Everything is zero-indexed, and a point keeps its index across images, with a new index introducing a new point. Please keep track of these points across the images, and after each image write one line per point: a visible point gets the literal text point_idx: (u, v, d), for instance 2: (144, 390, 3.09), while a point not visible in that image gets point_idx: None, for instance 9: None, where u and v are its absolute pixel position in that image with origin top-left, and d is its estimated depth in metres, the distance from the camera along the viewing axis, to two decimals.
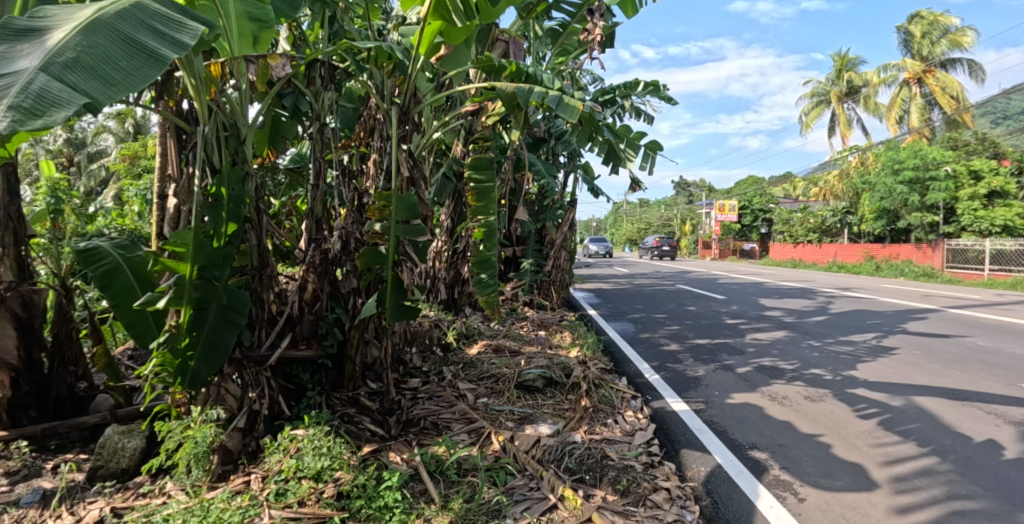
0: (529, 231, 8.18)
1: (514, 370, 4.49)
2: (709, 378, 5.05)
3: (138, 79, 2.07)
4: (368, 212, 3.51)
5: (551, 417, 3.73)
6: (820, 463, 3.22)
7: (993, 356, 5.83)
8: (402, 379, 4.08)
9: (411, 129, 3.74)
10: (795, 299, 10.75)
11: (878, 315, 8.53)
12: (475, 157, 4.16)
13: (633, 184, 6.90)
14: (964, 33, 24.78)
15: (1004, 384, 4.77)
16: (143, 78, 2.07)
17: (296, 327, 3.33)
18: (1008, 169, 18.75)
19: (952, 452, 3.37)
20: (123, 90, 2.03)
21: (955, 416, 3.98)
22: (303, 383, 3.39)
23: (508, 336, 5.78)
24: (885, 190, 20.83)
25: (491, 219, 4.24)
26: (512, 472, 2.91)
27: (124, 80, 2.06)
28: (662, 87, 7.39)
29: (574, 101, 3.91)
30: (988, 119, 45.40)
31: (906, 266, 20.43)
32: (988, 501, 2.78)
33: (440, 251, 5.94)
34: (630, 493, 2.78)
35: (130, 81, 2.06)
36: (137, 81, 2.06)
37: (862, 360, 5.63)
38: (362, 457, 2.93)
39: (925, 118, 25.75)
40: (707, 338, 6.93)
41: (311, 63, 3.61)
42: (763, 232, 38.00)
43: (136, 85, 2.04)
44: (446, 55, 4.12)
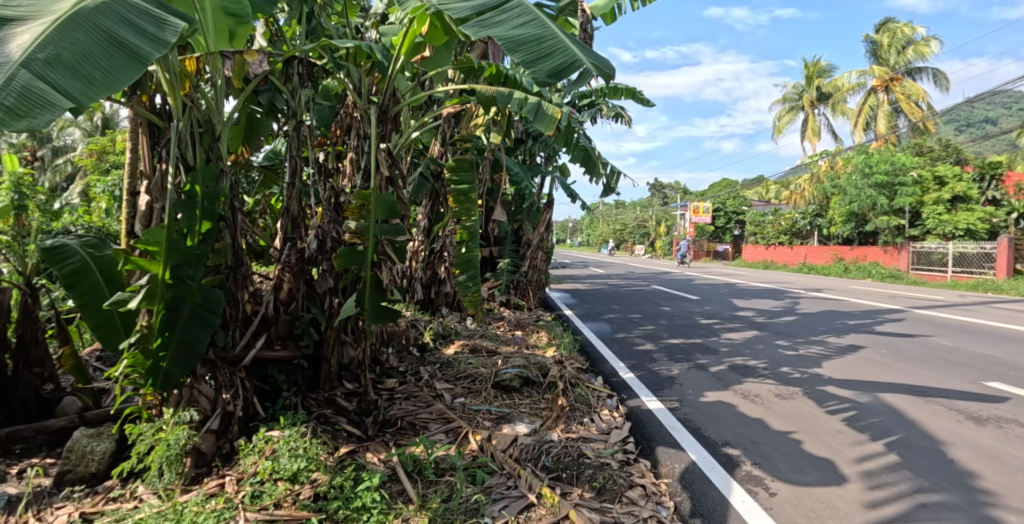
0: (505, 232, 8.19)
1: (491, 370, 4.50)
2: (683, 377, 5.14)
3: (120, 78, 2.02)
4: (346, 211, 3.50)
5: (528, 417, 3.75)
6: (791, 459, 3.31)
7: (955, 354, 6.08)
8: (379, 380, 4.05)
9: (390, 128, 3.77)
10: (766, 299, 11.05)
11: (849, 316, 8.79)
12: (455, 158, 4.14)
13: (606, 191, 7.01)
14: (929, 44, 25.70)
15: (967, 382, 4.97)
16: (125, 77, 2.03)
17: (271, 327, 3.32)
18: (971, 176, 19.46)
19: (917, 447, 3.49)
20: (104, 90, 1.98)
21: (920, 412, 4.13)
22: (278, 384, 3.39)
23: (485, 336, 5.80)
24: (854, 194, 21.47)
25: (472, 222, 4.13)
26: (491, 471, 2.93)
27: (106, 80, 2.01)
28: (639, 90, 7.46)
29: (551, 110, 4.02)
30: (950, 127, 47.23)
31: (873, 268, 21.03)
32: (951, 494, 2.89)
33: (417, 251, 5.92)
34: (606, 491, 2.81)
35: (110, 80, 2.01)
36: (120, 80, 2.01)
37: (830, 359, 5.81)
38: (338, 459, 2.93)
39: (892, 125, 26.56)
40: (682, 338, 7.04)
41: (289, 60, 3.55)
42: (736, 235, 38.92)
43: (117, 85, 1.99)
44: (429, 55, 4.10)
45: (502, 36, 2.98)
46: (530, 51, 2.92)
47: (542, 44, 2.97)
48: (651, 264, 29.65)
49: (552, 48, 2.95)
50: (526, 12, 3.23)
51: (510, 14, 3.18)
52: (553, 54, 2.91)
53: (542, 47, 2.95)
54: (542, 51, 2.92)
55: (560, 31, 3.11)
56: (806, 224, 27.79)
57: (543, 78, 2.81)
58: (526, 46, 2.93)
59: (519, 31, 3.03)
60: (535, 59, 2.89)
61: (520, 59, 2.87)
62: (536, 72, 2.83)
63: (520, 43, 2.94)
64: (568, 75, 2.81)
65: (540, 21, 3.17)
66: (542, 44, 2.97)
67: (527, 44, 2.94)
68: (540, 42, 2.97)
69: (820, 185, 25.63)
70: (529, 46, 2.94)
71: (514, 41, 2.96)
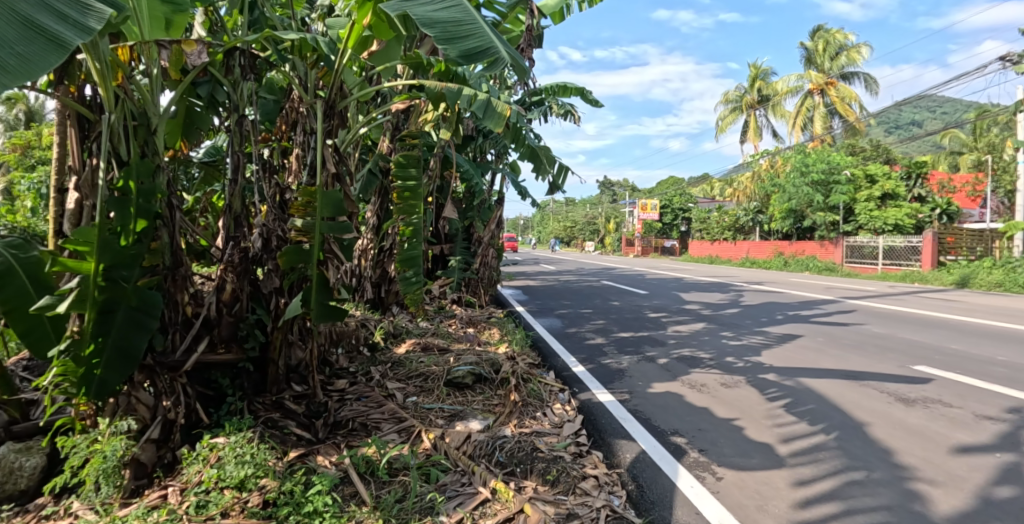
0: (456, 229, 8.16)
1: (443, 368, 4.47)
2: (632, 370, 5.27)
3: (38, 64, 1.89)
4: (291, 209, 3.41)
5: (480, 413, 3.75)
6: (735, 444, 3.45)
7: (886, 341, 6.48)
8: (328, 381, 3.95)
9: (337, 123, 3.67)
10: (711, 293, 11.44)
11: (789, 307, 9.22)
12: (401, 154, 4.06)
13: (551, 189, 7.11)
14: (860, 50, 27.22)
15: (896, 366, 5.30)
16: (45, 63, 1.90)
17: (214, 330, 3.19)
18: (898, 174, 20.74)
19: (851, 428, 3.70)
20: (21, 76, 1.85)
21: (852, 395, 4.38)
22: (222, 388, 3.30)
23: (437, 334, 5.76)
24: (793, 191, 22.55)
25: (416, 219, 4.08)
26: (444, 468, 2.90)
27: (23, 66, 1.88)
28: (588, 90, 7.58)
29: (501, 108, 3.96)
30: (878, 128, 50.19)
31: (810, 262, 22.11)
32: (880, 471, 3.08)
33: (366, 249, 5.80)
34: (559, 483, 2.86)
35: (28, 67, 1.88)
36: (39, 67, 1.88)
37: (771, 348, 6.08)
38: (288, 463, 2.86)
39: (827, 126, 27.98)
40: (631, 331, 7.21)
41: (230, 51, 3.47)
42: (682, 231, 40.11)
43: (36, 72, 1.86)
44: (377, 50, 4.05)
45: (421, 13, 3.11)
46: (446, 30, 3.05)
47: (459, 26, 3.11)
48: (600, 260, 30.20)
49: (468, 32, 3.09)
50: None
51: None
52: (468, 37, 3.05)
53: (459, 29, 3.09)
54: (458, 32, 3.06)
55: (481, 20, 3.26)
56: (749, 220, 28.91)
57: (454, 56, 2.92)
58: (443, 24, 3.07)
59: (440, 13, 3.17)
60: (450, 37, 3.01)
61: (434, 35, 2.99)
62: (447, 49, 2.94)
63: (438, 22, 3.07)
64: (479, 59, 2.95)
65: (464, 8, 3.33)
66: (459, 26, 3.11)
67: (444, 23, 3.08)
68: (459, 24, 3.10)
69: (761, 183, 26.74)
70: (448, 26, 3.08)
71: (432, 19, 3.09)
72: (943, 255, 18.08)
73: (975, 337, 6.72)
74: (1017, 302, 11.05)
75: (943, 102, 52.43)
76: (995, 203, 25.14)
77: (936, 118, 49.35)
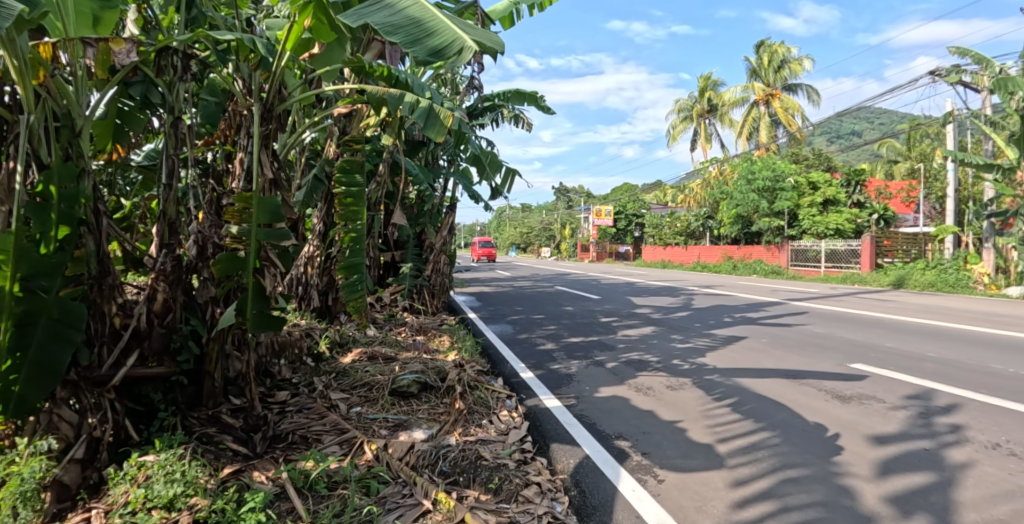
0: (407, 236, 8.09)
1: (389, 377, 4.39)
2: (581, 374, 5.30)
3: None
4: (226, 214, 3.21)
5: (425, 422, 3.69)
6: (678, 446, 3.50)
7: (825, 340, 6.75)
8: (268, 393, 3.81)
9: (276, 127, 3.50)
10: (662, 296, 11.69)
11: (736, 309, 9.50)
12: (343, 159, 3.98)
13: (494, 195, 7.11)
14: (803, 63, 28.46)
15: (834, 364, 5.52)
16: None
17: (144, 342, 2.99)
18: (839, 182, 21.74)
19: (788, 426, 3.82)
20: None
21: (791, 394, 4.52)
22: (154, 404, 3.09)
23: (385, 342, 5.65)
24: (740, 198, 23.34)
25: (360, 225, 3.98)
26: (385, 480, 2.82)
27: None
28: (540, 96, 7.64)
29: (443, 117, 3.96)
30: (822, 138, 52.61)
31: (758, 265, 22.90)
32: (814, 467, 3.18)
33: (312, 257, 5.75)
34: (502, 491, 2.83)
35: None
36: None
37: (716, 350, 6.23)
38: (220, 480, 2.72)
39: (773, 135, 29.13)
40: (582, 336, 7.27)
41: (162, 50, 3.28)
42: (636, 236, 40.93)
43: None
44: (319, 53, 3.93)
45: (381, 20, 3.07)
46: (410, 32, 3.01)
47: (420, 26, 3.07)
48: (556, 266, 30.51)
49: (433, 29, 3.06)
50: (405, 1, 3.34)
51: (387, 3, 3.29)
52: (433, 34, 3.01)
53: (422, 28, 3.05)
54: (422, 32, 3.03)
55: (441, 15, 3.24)
56: (699, 225, 29.75)
57: (423, 57, 2.88)
58: (405, 28, 3.03)
59: (399, 16, 3.14)
60: (415, 39, 2.98)
61: (400, 41, 2.95)
62: (416, 52, 2.90)
63: (400, 27, 3.04)
64: (448, 53, 2.90)
65: (420, 8, 3.30)
66: (421, 26, 3.07)
67: (407, 27, 3.04)
68: (420, 25, 3.07)
69: (711, 190, 27.57)
70: (409, 29, 3.04)
71: (393, 24, 3.05)
72: (881, 258, 19.01)
73: (908, 335, 7.08)
74: (946, 301, 11.72)
75: (880, 114, 55.36)
76: (927, 208, 26.65)
77: (874, 129, 52.10)
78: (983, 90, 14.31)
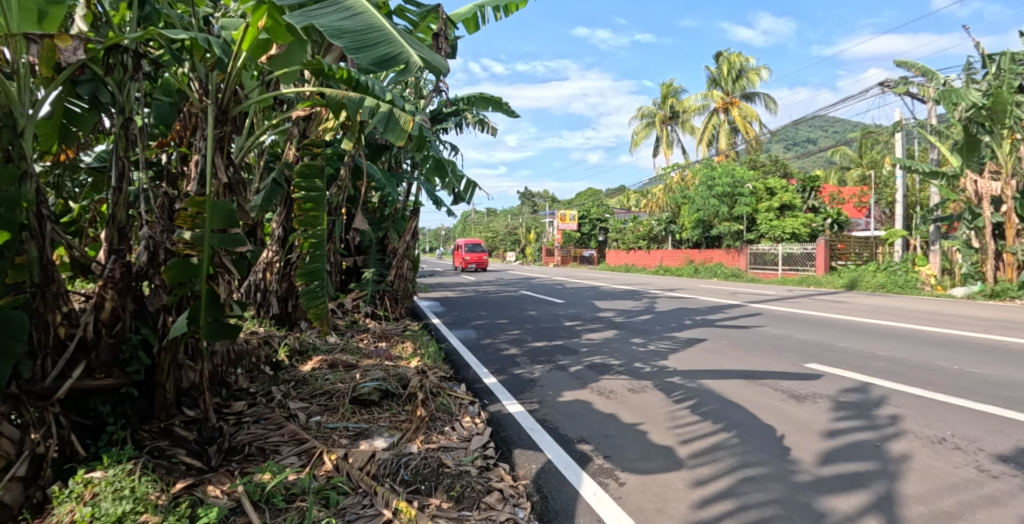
0: (369, 240, 8.00)
1: (349, 384, 4.32)
2: (544, 379, 5.33)
3: None
4: (177, 219, 3.10)
5: (387, 430, 3.65)
6: (639, 449, 3.56)
7: (781, 341, 6.98)
8: (223, 404, 3.70)
9: (231, 130, 3.40)
10: (625, 300, 11.86)
11: (697, 312, 9.72)
12: (303, 163, 3.89)
13: (456, 199, 7.08)
14: (761, 73, 29.39)
15: (789, 364, 5.71)
16: None
17: (90, 353, 2.89)
18: (794, 187, 22.49)
19: (745, 426, 3.93)
20: None
21: (748, 394, 4.65)
22: (102, 417, 2.97)
23: (346, 350, 5.56)
24: (701, 203, 23.90)
25: (321, 230, 3.91)
26: (345, 491, 2.77)
27: None
28: (504, 102, 7.67)
29: (404, 121, 3.93)
30: (778, 146, 54.41)
31: (718, 269, 23.47)
32: (770, 465, 3.28)
33: (271, 262, 5.61)
34: (464, 499, 2.82)
35: None
36: None
37: (677, 352, 6.36)
38: (172, 496, 2.61)
39: (732, 142, 29.95)
40: (545, 340, 7.31)
41: (111, 48, 3.16)
42: (600, 240, 41.34)
43: None
44: (277, 54, 3.81)
45: (328, 24, 3.03)
46: (355, 39, 2.97)
47: (368, 34, 3.04)
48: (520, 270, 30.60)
49: (379, 39, 3.03)
50: (356, 9, 3.32)
51: (337, 9, 3.26)
52: (378, 44, 2.99)
53: (369, 36, 3.02)
54: (368, 40, 3.00)
55: (390, 27, 3.22)
56: (661, 229, 30.32)
57: (367, 65, 2.85)
58: (351, 34, 2.99)
59: (346, 22, 3.10)
60: (360, 46, 2.94)
61: (343, 45, 2.91)
62: (359, 59, 2.86)
63: (345, 32, 2.99)
64: (392, 65, 2.89)
65: (370, 17, 3.27)
66: (368, 34, 3.04)
67: (353, 32, 3.01)
68: (367, 33, 3.03)
69: (673, 194, 28.14)
70: (356, 35, 3.01)
71: (340, 28, 3.01)
72: (835, 261, 19.73)
73: (860, 335, 7.38)
74: (894, 302, 12.24)
75: (834, 122, 57.44)
76: (877, 213, 27.83)
77: (828, 137, 54.11)
78: (929, 100, 15.03)
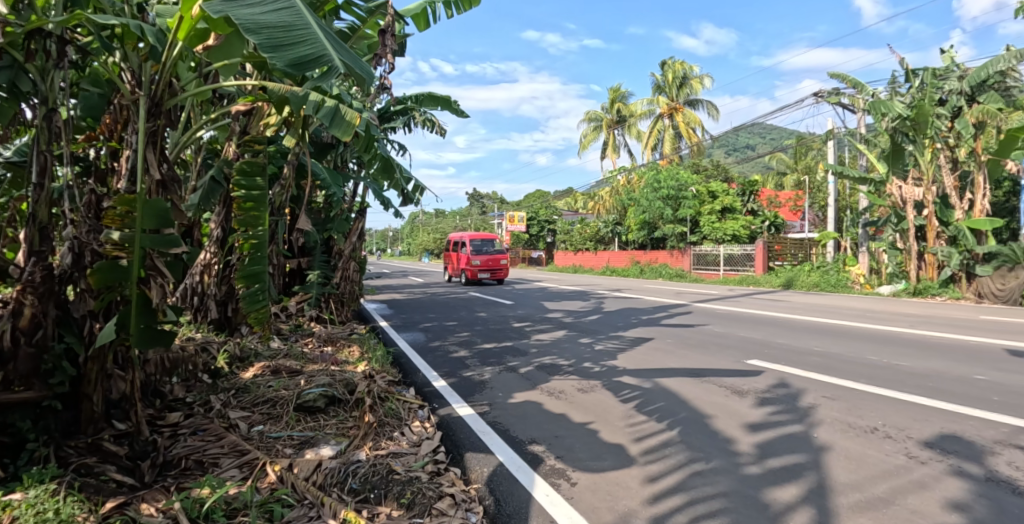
0: (314, 242, 7.77)
1: (294, 391, 4.17)
2: (494, 381, 5.31)
3: None
4: (105, 219, 2.89)
5: (333, 438, 3.53)
6: (590, 448, 3.59)
7: (723, 339, 7.24)
8: (157, 416, 3.48)
9: (165, 124, 3.20)
10: (574, 301, 12.02)
11: (644, 312, 9.96)
12: (242, 161, 3.75)
13: (405, 200, 6.98)
14: (704, 81, 30.48)
15: (731, 361, 5.92)
16: None
17: (7, 365, 2.66)
18: (735, 191, 23.43)
19: (690, 422, 4.04)
20: None
21: (693, 391, 4.79)
22: (22, 434, 2.72)
23: (290, 355, 5.37)
24: (647, 205, 24.52)
25: (262, 231, 3.75)
26: (290, 503, 2.65)
27: None
28: (453, 101, 7.60)
29: (349, 117, 3.81)
30: (720, 151, 56.56)
31: (663, 269, 24.14)
32: (715, 459, 3.38)
33: (209, 264, 5.34)
34: (415, 505, 2.76)
35: None
36: None
37: (625, 351, 6.48)
38: (102, 516, 2.42)
39: (677, 147, 30.93)
40: (495, 342, 7.31)
41: (31, 32, 2.91)
42: (547, 242, 41.03)
43: None
44: (215, 45, 3.60)
45: (245, 16, 2.89)
46: (273, 36, 2.86)
47: (289, 32, 2.93)
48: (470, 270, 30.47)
49: (299, 37, 2.92)
50: (282, 2, 3.18)
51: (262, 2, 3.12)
52: (300, 44, 2.88)
53: (288, 34, 2.90)
54: (287, 39, 2.88)
55: (315, 24, 3.10)
56: (608, 231, 30.94)
57: (282, 66, 2.74)
58: (271, 30, 2.88)
59: (268, 16, 2.97)
60: (278, 44, 2.83)
61: (259, 41, 2.79)
62: (274, 58, 2.75)
63: (265, 27, 2.87)
64: (308, 68, 2.79)
65: (295, 12, 3.14)
66: (290, 32, 2.93)
67: (272, 29, 2.88)
68: (288, 30, 2.92)
69: (620, 196, 28.74)
70: (275, 31, 2.88)
71: (259, 23, 2.88)
72: (772, 261, 20.65)
73: (797, 332, 7.74)
74: (826, 300, 12.95)
75: (772, 130, 60.27)
76: (812, 216, 29.39)
77: (766, 144, 56.67)
78: (859, 111, 15.98)
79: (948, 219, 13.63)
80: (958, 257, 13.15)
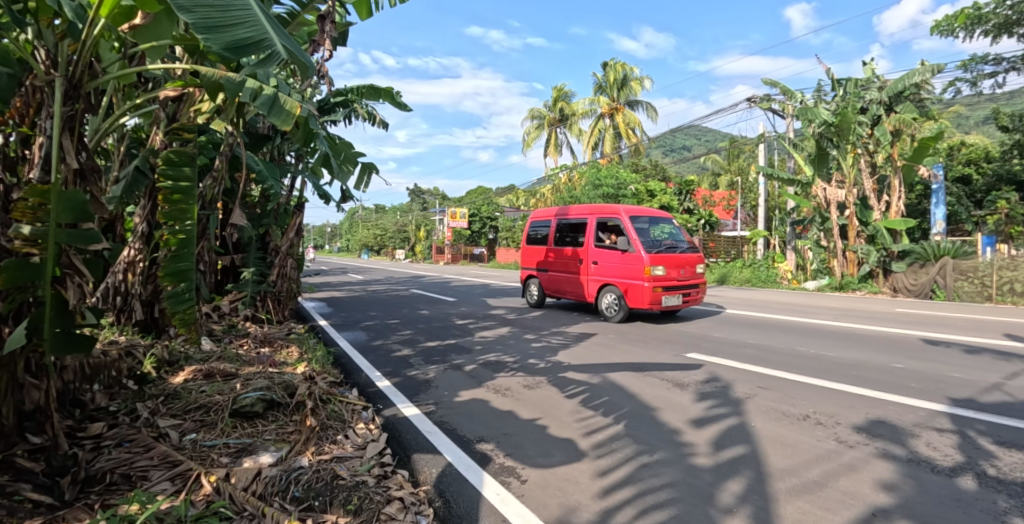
0: (248, 238, 7.42)
1: (229, 396, 3.97)
2: (439, 380, 5.24)
3: None
4: (12, 212, 2.61)
5: (273, 444, 3.38)
6: (538, 444, 3.61)
7: (663, 333, 7.48)
8: (77, 427, 3.21)
9: (85, 109, 2.94)
10: (517, 297, 12.08)
11: (586, 308, 10.15)
12: (169, 150, 3.52)
13: (346, 195, 6.77)
14: (644, 83, 31.32)
15: (671, 355, 6.12)
16: None
17: None
18: (672, 190, 24.25)
19: (635, 415, 4.14)
20: None
21: (637, 385, 4.91)
22: None
23: (223, 358, 5.10)
24: (587, 203, 24.94)
25: (191, 227, 3.54)
26: (228, 516, 2.51)
27: None
28: (396, 93, 7.41)
29: (290, 106, 3.68)
30: (658, 151, 58.47)
31: None
32: (661, 451, 3.48)
33: (133, 262, 4.99)
34: (363, 511, 2.69)
35: None
36: None
37: (569, 347, 6.57)
38: None
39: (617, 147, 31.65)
40: (438, 340, 7.22)
41: None
42: (491, 239, 41.47)
43: None
44: (142, 24, 3.38)
45: None
46: (209, 15, 2.68)
47: (226, 12, 2.75)
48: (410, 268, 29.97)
49: (238, 19, 2.75)
50: None
51: None
52: (238, 26, 2.72)
53: (226, 15, 2.73)
54: (224, 19, 2.71)
55: (255, 6, 2.94)
56: None
57: (218, 49, 2.58)
58: (206, 9, 2.69)
59: None
60: (214, 25, 2.66)
61: (193, 20, 2.60)
62: (210, 40, 2.58)
63: (200, 5, 2.69)
64: (246, 53, 2.63)
65: None
66: (227, 12, 2.75)
67: (208, 8, 2.70)
68: (226, 10, 2.74)
69: (562, 194, 29.09)
70: (211, 10, 2.70)
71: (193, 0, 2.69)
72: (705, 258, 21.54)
73: (731, 326, 8.11)
74: (755, 294, 13.66)
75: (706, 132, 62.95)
76: (742, 215, 30.97)
77: (701, 145, 59.05)
78: (788, 116, 16.88)
79: (867, 219, 14.63)
80: (875, 255, 14.15)
